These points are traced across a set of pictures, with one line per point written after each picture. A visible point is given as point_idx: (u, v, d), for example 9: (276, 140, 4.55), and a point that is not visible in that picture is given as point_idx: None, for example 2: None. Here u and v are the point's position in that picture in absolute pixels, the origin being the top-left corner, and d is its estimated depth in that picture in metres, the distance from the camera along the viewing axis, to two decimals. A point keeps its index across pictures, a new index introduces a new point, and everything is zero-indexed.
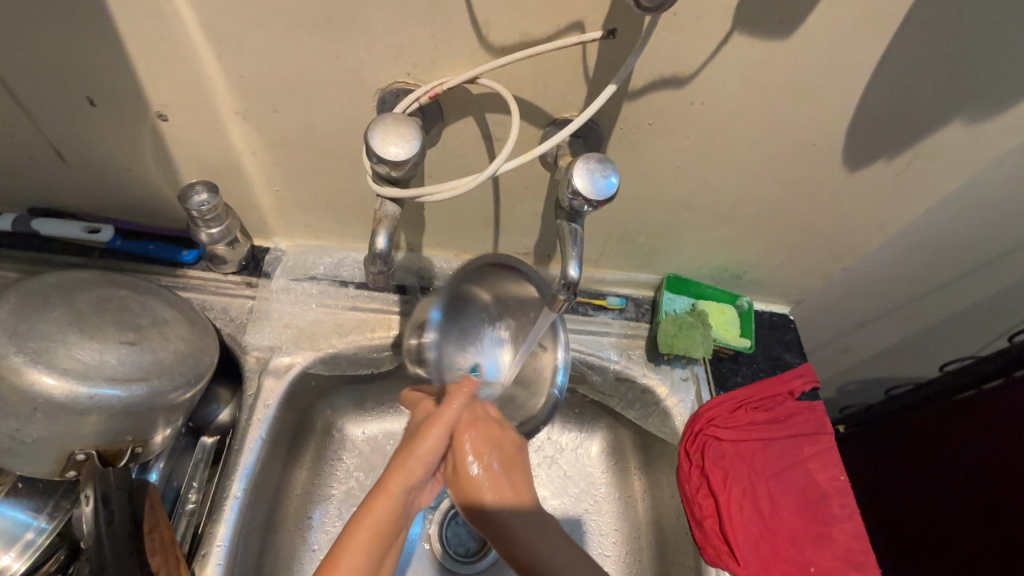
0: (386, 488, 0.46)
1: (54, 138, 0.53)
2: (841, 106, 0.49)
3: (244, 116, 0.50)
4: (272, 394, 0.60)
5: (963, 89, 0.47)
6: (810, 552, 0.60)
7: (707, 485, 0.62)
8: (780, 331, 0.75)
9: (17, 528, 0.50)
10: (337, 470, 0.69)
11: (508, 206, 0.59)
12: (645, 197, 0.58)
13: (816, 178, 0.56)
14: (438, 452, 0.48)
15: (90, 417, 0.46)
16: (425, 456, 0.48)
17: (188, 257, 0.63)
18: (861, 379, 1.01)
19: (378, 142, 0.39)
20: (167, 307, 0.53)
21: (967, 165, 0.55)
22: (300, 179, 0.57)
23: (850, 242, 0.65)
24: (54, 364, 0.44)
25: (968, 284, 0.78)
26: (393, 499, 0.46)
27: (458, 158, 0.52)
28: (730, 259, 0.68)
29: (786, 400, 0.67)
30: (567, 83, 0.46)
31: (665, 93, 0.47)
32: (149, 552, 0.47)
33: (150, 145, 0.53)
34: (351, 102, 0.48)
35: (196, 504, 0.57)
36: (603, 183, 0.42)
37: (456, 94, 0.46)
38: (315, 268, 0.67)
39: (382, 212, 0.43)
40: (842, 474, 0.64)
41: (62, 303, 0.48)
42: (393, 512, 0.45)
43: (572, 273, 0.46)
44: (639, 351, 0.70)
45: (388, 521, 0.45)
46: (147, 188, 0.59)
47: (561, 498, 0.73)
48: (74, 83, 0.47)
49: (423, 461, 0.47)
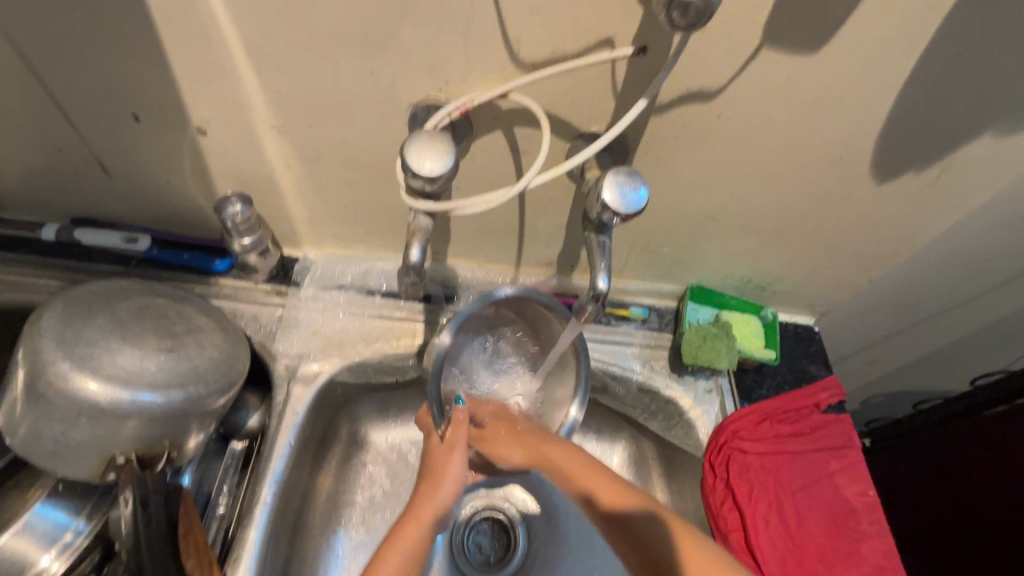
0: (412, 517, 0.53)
1: (98, 152, 0.55)
2: (871, 118, 0.49)
3: (279, 131, 0.51)
4: (301, 401, 0.61)
5: (998, 101, 0.47)
6: (839, 568, 0.58)
7: (732, 498, 0.61)
8: (805, 343, 0.74)
9: (56, 529, 0.52)
10: (361, 477, 0.70)
11: (533, 217, 0.60)
12: (670, 209, 0.58)
13: (844, 190, 0.56)
14: (454, 485, 0.55)
15: (130, 421, 0.47)
16: (441, 489, 0.54)
17: (220, 266, 0.64)
18: (888, 393, 0.99)
19: (412, 157, 0.40)
20: (202, 316, 0.55)
21: (1000, 177, 0.54)
22: (330, 191, 0.58)
23: (877, 254, 0.64)
24: (98, 370, 0.46)
25: (1001, 297, 0.76)
26: (413, 524, 0.52)
27: (486, 171, 0.53)
28: (754, 271, 0.68)
29: (812, 413, 0.67)
30: (595, 98, 0.46)
31: (692, 107, 0.47)
32: (184, 554, 0.48)
33: (189, 158, 0.55)
34: (383, 116, 0.49)
35: (225, 509, 0.58)
36: (631, 196, 0.42)
37: (486, 109, 0.47)
38: (342, 277, 0.68)
39: (415, 225, 0.44)
40: (871, 489, 0.63)
41: (106, 311, 0.50)
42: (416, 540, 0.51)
43: (601, 284, 0.46)
44: (662, 362, 0.70)
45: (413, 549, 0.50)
46: (183, 199, 0.61)
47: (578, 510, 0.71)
48: (120, 99, 0.49)
49: (441, 493, 0.54)
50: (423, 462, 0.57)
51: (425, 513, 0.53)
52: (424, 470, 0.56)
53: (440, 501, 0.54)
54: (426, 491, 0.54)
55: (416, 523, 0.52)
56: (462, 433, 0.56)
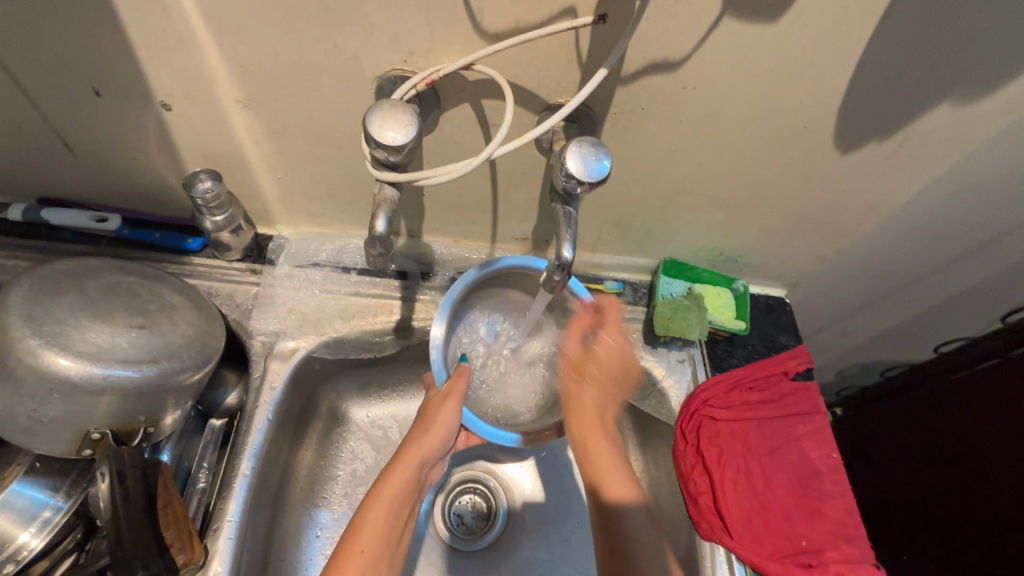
0: (399, 463, 0.53)
1: (61, 129, 0.54)
2: (832, 88, 0.49)
3: (244, 105, 0.51)
4: (278, 377, 0.62)
5: (953, 69, 0.48)
6: (802, 526, 0.61)
7: (702, 463, 0.64)
8: (775, 314, 0.76)
9: (34, 506, 0.52)
10: (343, 451, 0.71)
11: (506, 191, 0.60)
12: (640, 181, 0.59)
13: (809, 161, 0.57)
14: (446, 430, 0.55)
15: (104, 397, 0.47)
16: (428, 437, 0.54)
17: (193, 245, 0.64)
18: (859, 363, 1.02)
19: (375, 128, 0.40)
20: (174, 293, 0.55)
21: (958, 146, 0.55)
22: (302, 167, 0.58)
23: (843, 225, 0.66)
24: (68, 347, 0.46)
25: (965, 267, 0.78)
26: (401, 470, 0.53)
27: (455, 144, 0.53)
28: (725, 243, 0.69)
29: (781, 381, 0.69)
30: (561, 68, 0.46)
31: (657, 78, 0.48)
32: (163, 526, 0.50)
33: (155, 134, 0.54)
34: (349, 90, 0.49)
35: (206, 484, 0.59)
36: (595, 166, 0.43)
37: (452, 81, 0.47)
38: (317, 255, 0.68)
39: (382, 196, 0.44)
40: (835, 451, 0.65)
41: (74, 289, 0.50)
42: (407, 480, 0.53)
43: (566, 254, 0.47)
44: (636, 334, 0.72)
45: (402, 487, 0.52)
46: (152, 177, 0.60)
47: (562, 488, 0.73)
48: (79, 73, 0.48)
49: (429, 440, 0.54)
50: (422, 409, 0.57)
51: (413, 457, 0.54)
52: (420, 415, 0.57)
53: (431, 445, 0.54)
54: (415, 438, 0.55)
55: (400, 469, 0.53)
56: (462, 383, 0.56)
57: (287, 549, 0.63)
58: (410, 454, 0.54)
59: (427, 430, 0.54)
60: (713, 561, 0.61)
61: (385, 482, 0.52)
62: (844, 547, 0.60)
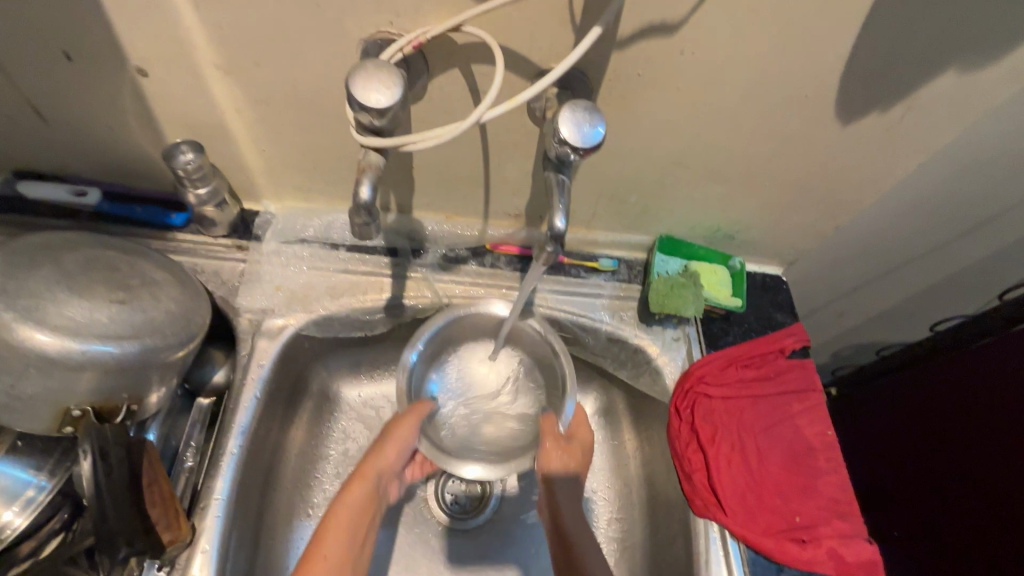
0: (357, 476, 0.58)
1: (33, 97, 0.52)
2: (835, 54, 0.48)
3: (224, 70, 0.49)
4: (266, 354, 0.61)
5: (960, 33, 0.46)
6: (795, 502, 0.61)
7: (696, 440, 0.63)
8: (772, 292, 0.75)
9: (17, 486, 0.51)
10: (335, 431, 0.70)
11: (498, 164, 0.59)
12: (636, 153, 0.57)
13: (810, 132, 0.55)
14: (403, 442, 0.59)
15: (84, 373, 0.46)
16: (382, 454, 0.59)
17: (176, 220, 0.63)
18: (855, 344, 1.02)
19: (359, 90, 0.38)
20: (156, 269, 0.54)
21: (962, 117, 0.54)
22: (287, 138, 0.56)
23: (843, 200, 0.64)
24: (45, 322, 0.45)
25: (964, 245, 0.77)
26: (360, 483, 0.57)
27: (445, 113, 0.52)
28: (723, 219, 0.68)
29: (777, 358, 0.68)
30: (554, 30, 0.45)
31: (655, 41, 0.46)
32: (149, 505, 0.49)
33: (132, 102, 0.52)
34: (334, 54, 0.47)
35: (194, 463, 0.58)
36: (589, 132, 0.41)
37: (441, 45, 0.45)
38: (305, 231, 0.67)
39: (366, 162, 0.43)
40: (830, 429, 0.65)
41: (50, 262, 0.48)
42: (366, 492, 0.57)
43: (558, 225, 0.45)
44: (631, 312, 0.71)
45: (361, 498, 0.56)
46: (132, 149, 0.58)
47: None
48: (49, 35, 0.46)
49: (385, 452, 0.58)
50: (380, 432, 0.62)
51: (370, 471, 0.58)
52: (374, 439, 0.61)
53: (385, 458, 0.59)
54: (373, 454, 0.59)
55: (360, 481, 0.57)
56: (425, 407, 0.61)
57: (278, 529, 0.62)
58: (366, 470, 0.58)
59: (383, 446, 0.59)
60: (707, 538, 0.60)
61: (347, 494, 0.56)
62: (837, 523, 0.60)
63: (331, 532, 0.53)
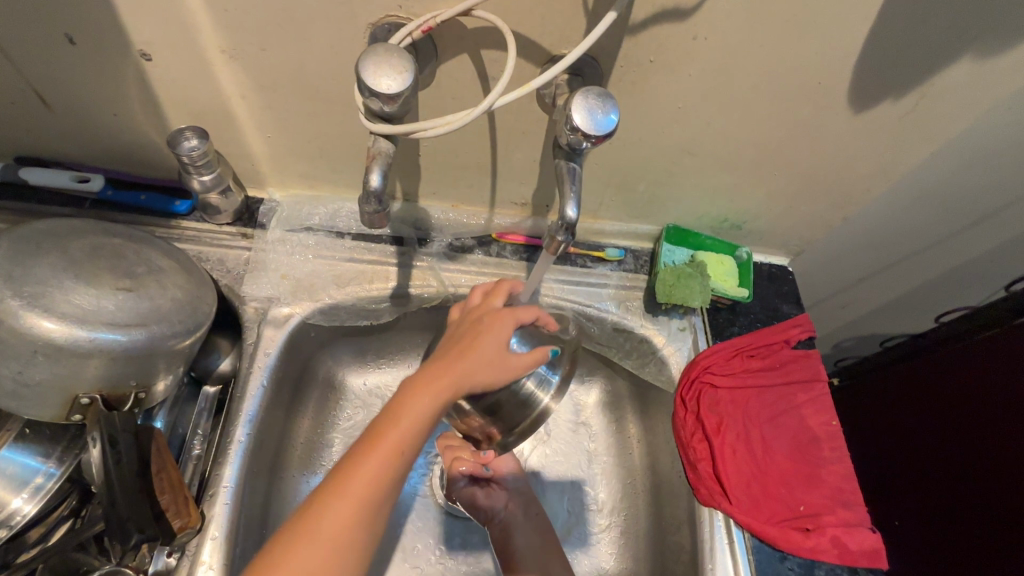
0: (450, 369, 0.44)
1: (36, 82, 0.51)
2: (849, 42, 0.47)
3: (230, 55, 0.48)
4: (272, 343, 0.61)
5: (977, 20, 0.46)
6: (799, 491, 0.61)
7: (701, 430, 0.64)
8: (778, 282, 0.74)
9: (25, 473, 0.51)
10: (340, 420, 0.70)
11: (506, 152, 0.58)
12: (645, 141, 0.57)
13: (820, 121, 0.55)
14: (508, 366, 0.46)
15: (91, 360, 0.46)
16: (484, 359, 0.45)
17: (181, 207, 0.62)
18: (858, 335, 1.02)
19: (369, 74, 0.37)
20: (162, 257, 0.53)
21: (975, 106, 0.53)
22: (292, 124, 0.55)
23: (852, 190, 0.64)
24: (52, 309, 0.44)
25: (970, 236, 0.77)
26: (450, 381, 0.43)
27: (453, 99, 0.51)
28: (730, 209, 0.67)
29: (782, 349, 0.68)
30: (565, 15, 0.44)
31: (666, 28, 0.45)
32: (158, 491, 0.49)
33: (135, 86, 0.52)
34: (341, 38, 0.46)
35: (201, 451, 0.58)
36: (602, 120, 0.41)
37: (450, 29, 0.45)
38: (310, 219, 0.66)
39: (376, 149, 0.42)
40: (835, 419, 0.65)
41: (56, 249, 0.47)
42: (450, 391, 0.43)
43: (569, 213, 0.45)
44: (638, 302, 0.71)
45: (442, 398, 0.43)
46: (135, 135, 0.57)
47: (561, 468, 0.74)
48: (50, 18, 0.45)
49: (486, 362, 0.45)
50: (481, 322, 0.48)
51: (453, 381, 0.43)
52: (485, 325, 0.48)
53: (481, 379, 0.45)
54: (469, 352, 0.45)
55: (452, 378, 0.44)
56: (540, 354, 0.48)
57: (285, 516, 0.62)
58: (462, 368, 0.44)
59: (490, 353, 0.45)
60: (712, 526, 0.60)
61: (428, 387, 0.43)
62: (841, 512, 0.60)
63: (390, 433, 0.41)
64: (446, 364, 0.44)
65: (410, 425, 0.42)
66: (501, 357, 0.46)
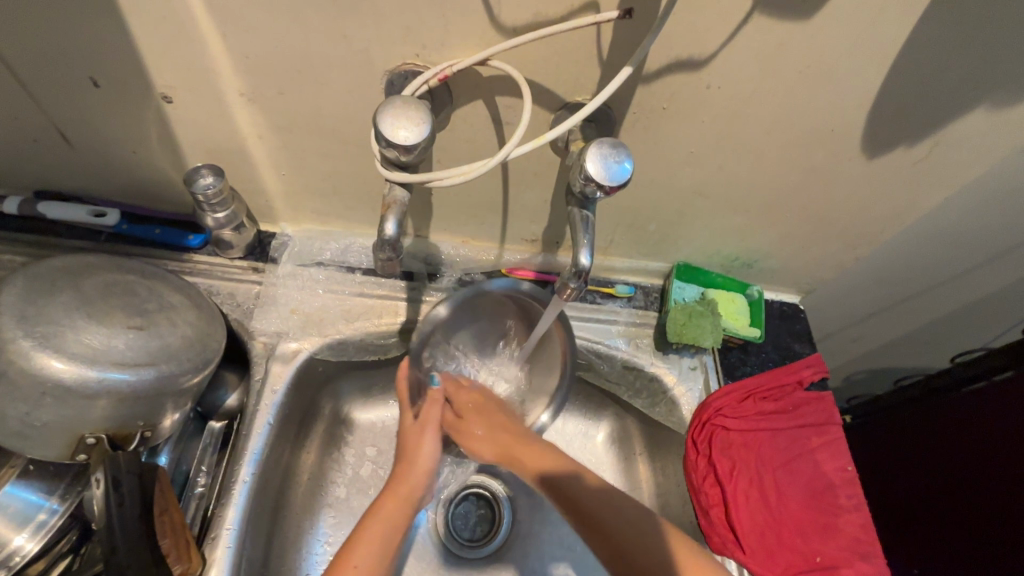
0: (391, 494, 0.55)
1: (59, 121, 0.52)
2: (862, 91, 0.47)
3: (249, 98, 0.49)
4: (279, 379, 0.60)
5: (990, 74, 0.46)
6: (816, 541, 0.59)
7: (714, 475, 0.62)
8: (790, 320, 0.73)
9: (29, 509, 0.50)
10: (347, 455, 0.69)
11: (517, 191, 0.58)
12: (657, 182, 0.57)
13: (833, 166, 0.55)
14: (428, 464, 0.58)
15: (99, 401, 0.46)
16: (416, 466, 0.58)
17: (194, 241, 0.63)
18: (870, 371, 1.00)
19: (386, 125, 0.38)
20: (174, 292, 0.53)
21: (990, 152, 0.53)
22: (306, 163, 0.56)
23: (865, 231, 0.64)
24: (63, 349, 0.44)
25: (985, 275, 0.76)
26: (395, 500, 0.54)
27: (467, 142, 0.51)
28: (741, 248, 0.67)
29: (795, 390, 0.67)
30: (580, 65, 0.44)
31: (680, 77, 0.46)
32: (160, 534, 0.48)
33: (155, 127, 0.52)
34: (357, 84, 0.47)
35: (204, 488, 0.57)
36: (616, 169, 0.41)
37: (466, 77, 0.45)
38: (321, 253, 0.67)
39: (391, 197, 0.43)
40: (850, 464, 0.64)
41: (70, 287, 0.48)
42: (401, 511, 0.54)
43: (583, 261, 0.45)
44: (647, 339, 0.70)
45: (396, 516, 0.53)
46: (152, 171, 0.58)
47: None
48: (76, 62, 0.46)
49: (415, 473, 0.57)
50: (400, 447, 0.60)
51: (403, 497, 0.55)
52: (400, 451, 0.59)
53: (413, 489, 0.56)
54: (402, 472, 0.57)
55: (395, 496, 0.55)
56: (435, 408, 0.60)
57: (286, 556, 0.61)
58: (400, 488, 0.56)
59: (411, 464, 0.57)
60: None
61: (384, 506, 0.54)
62: (860, 565, 0.58)
63: (373, 521, 0.52)
64: (392, 489, 0.56)
65: (381, 525, 0.51)
66: (420, 467, 0.58)
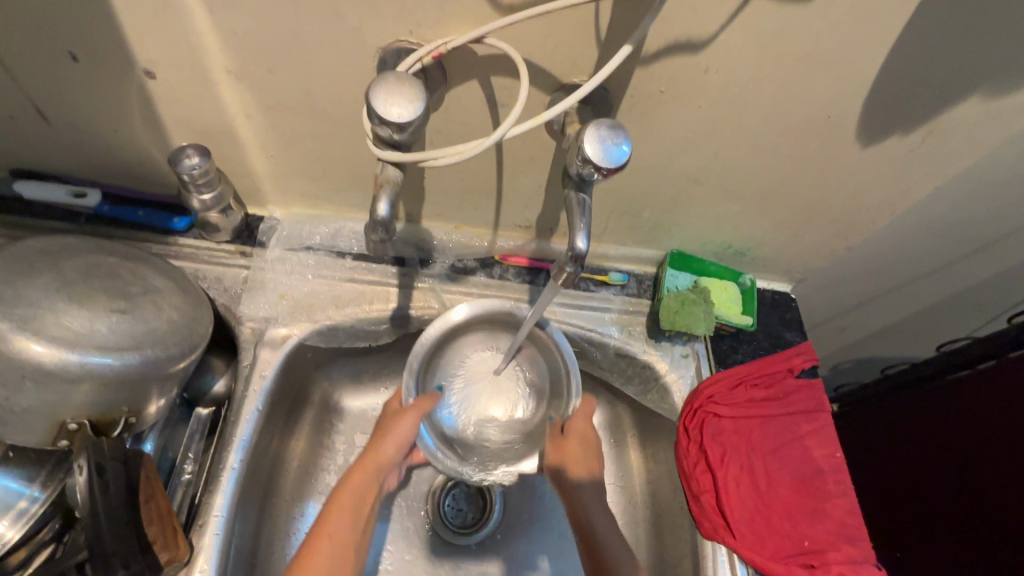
0: (360, 464, 0.55)
1: (36, 98, 0.50)
2: (860, 77, 0.47)
3: (236, 75, 0.47)
4: (268, 365, 0.59)
5: (986, 62, 0.46)
6: (804, 526, 0.60)
7: (705, 460, 0.62)
8: (781, 309, 0.74)
9: (9, 497, 0.49)
10: (337, 442, 0.69)
11: (512, 176, 0.57)
12: (653, 168, 0.57)
13: (829, 153, 0.55)
14: (404, 441, 0.56)
15: (81, 385, 0.44)
16: (388, 443, 0.56)
17: (179, 224, 0.61)
18: (857, 360, 1.01)
19: (379, 103, 0.37)
20: (159, 276, 0.52)
21: (983, 141, 0.53)
22: (295, 144, 0.55)
23: (857, 219, 0.64)
24: (42, 332, 0.43)
25: (972, 265, 0.77)
26: (360, 474, 0.54)
27: (461, 124, 0.50)
28: (735, 236, 0.67)
29: (786, 377, 0.67)
30: (578, 45, 0.43)
31: (679, 59, 0.45)
32: (146, 522, 0.48)
33: (138, 104, 0.51)
34: (349, 62, 0.46)
35: (192, 475, 0.56)
36: (614, 151, 0.40)
37: (461, 56, 0.44)
38: (311, 238, 0.65)
39: (384, 177, 0.42)
40: (839, 451, 0.64)
41: (49, 269, 0.46)
42: (368, 483, 0.54)
43: (579, 244, 0.44)
44: (640, 327, 0.70)
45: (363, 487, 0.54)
46: (135, 152, 0.56)
47: None
48: (53, 35, 0.44)
49: (386, 446, 0.55)
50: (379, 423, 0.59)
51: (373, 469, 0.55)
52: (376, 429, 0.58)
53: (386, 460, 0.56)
54: (373, 445, 0.56)
55: (362, 471, 0.55)
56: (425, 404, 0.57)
57: (277, 543, 0.60)
58: (371, 462, 0.55)
59: (381, 440, 0.56)
60: (715, 561, 0.59)
61: (351, 480, 0.54)
62: (846, 549, 0.59)
63: (344, 496, 0.53)
64: (363, 461, 0.56)
65: (348, 497, 0.53)
66: (391, 444, 0.56)
